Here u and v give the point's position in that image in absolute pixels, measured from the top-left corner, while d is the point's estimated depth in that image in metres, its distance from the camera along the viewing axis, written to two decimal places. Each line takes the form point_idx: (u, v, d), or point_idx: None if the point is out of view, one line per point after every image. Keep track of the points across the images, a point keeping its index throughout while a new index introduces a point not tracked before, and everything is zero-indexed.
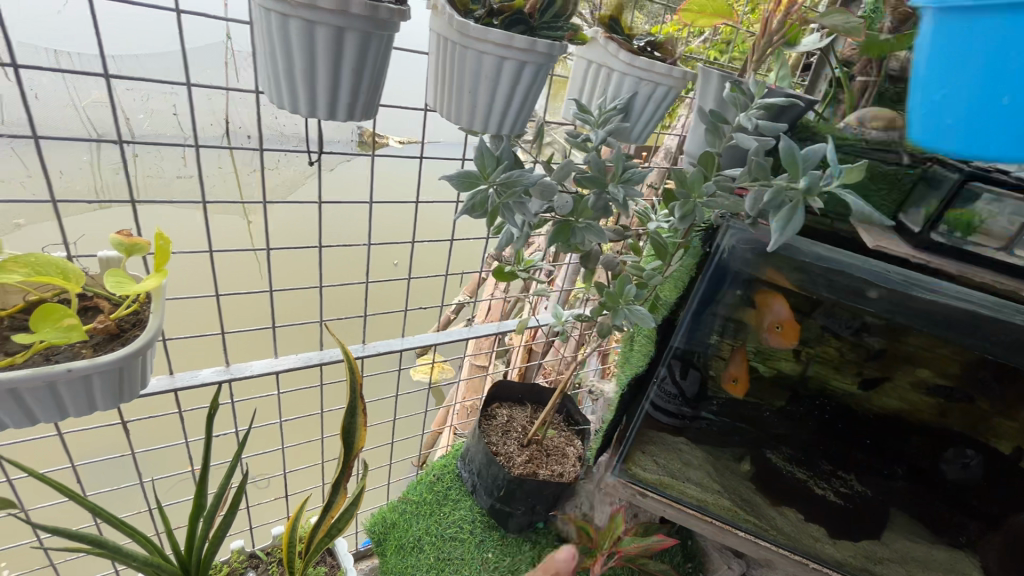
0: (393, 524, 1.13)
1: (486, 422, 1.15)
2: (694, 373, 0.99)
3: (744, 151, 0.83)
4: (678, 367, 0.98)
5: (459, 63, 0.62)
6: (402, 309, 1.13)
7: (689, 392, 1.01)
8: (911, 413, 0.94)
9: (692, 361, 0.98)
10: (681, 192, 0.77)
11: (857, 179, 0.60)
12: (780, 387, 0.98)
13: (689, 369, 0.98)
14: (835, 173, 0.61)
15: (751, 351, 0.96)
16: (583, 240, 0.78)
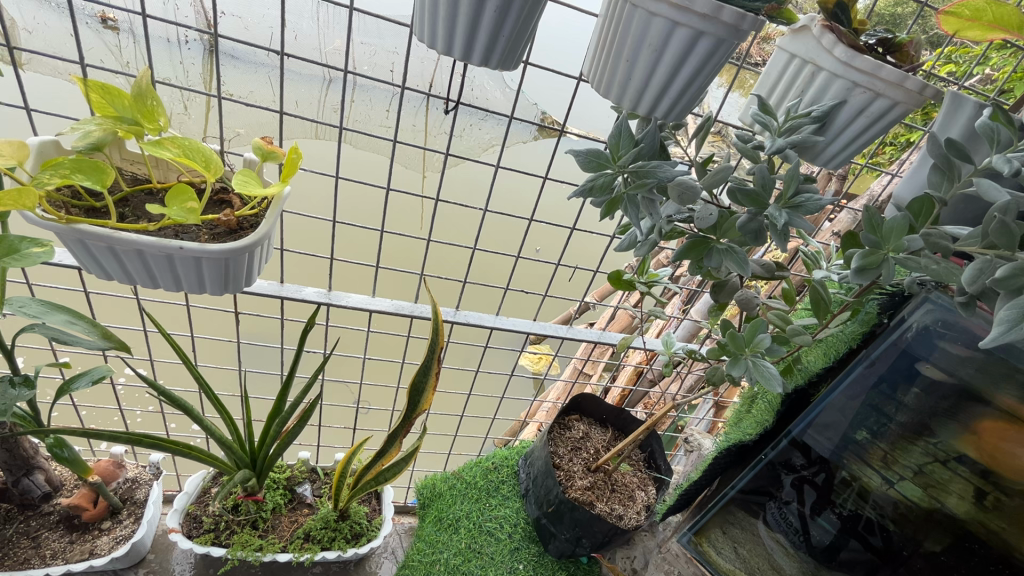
0: (440, 495, 1.12)
1: (559, 430, 1.07)
2: (829, 515, 0.82)
3: (983, 208, 0.61)
4: (812, 498, 0.84)
5: (623, 26, 0.53)
6: (508, 287, 1.08)
7: (817, 538, 0.84)
8: None
9: (830, 498, 0.82)
10: (870, 239, 0.57)
11: None
12: (938, 527, 0.72)
13: (823, 504, 0.83)
14: None
15: (907, 468, 0.75)
16: (719, 265, 0.65)
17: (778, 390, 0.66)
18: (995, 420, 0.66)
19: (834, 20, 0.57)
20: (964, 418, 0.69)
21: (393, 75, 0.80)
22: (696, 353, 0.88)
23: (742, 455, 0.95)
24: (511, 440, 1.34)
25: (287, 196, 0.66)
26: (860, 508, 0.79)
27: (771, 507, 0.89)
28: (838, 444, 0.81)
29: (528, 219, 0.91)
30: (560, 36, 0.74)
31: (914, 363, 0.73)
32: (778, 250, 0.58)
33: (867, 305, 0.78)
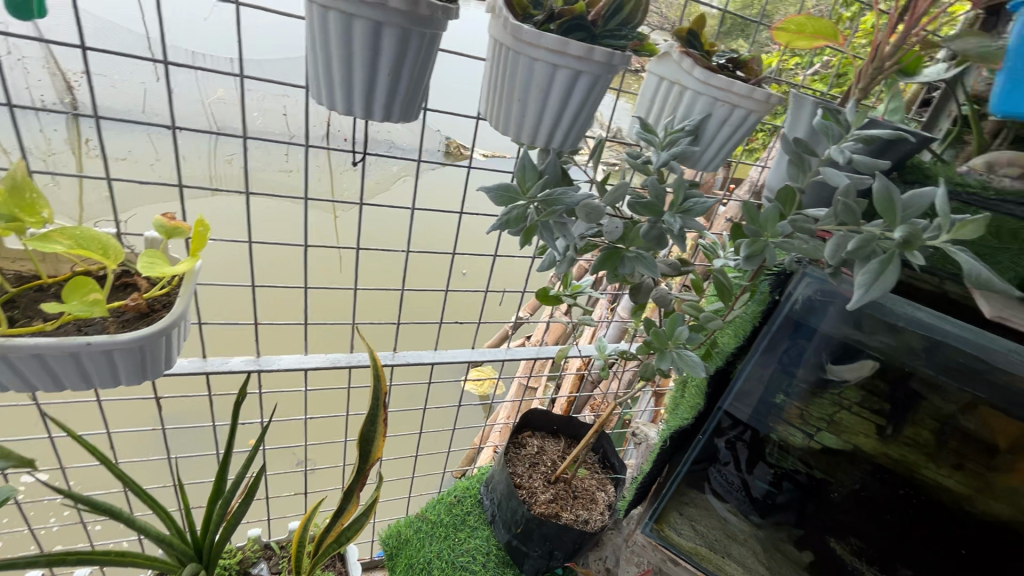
0: (406, 540, 1.10)
1: (514, 450, 1.09)
2: (762, 469, 0.91)
3: (834, 190, 0.72)
4: (745, 455, 0.93)
5: (510, 69, 0.58)
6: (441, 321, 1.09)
7: (756, 491, 0.92)
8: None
9: (760, 452, 0.91)
10: (751, 229, 0.65)
11: (973, 235, 0.48)
12: (855, 465, 0.83)
13: (756, 459, 0.91)
14: (945, 225, 0.50)
15: (820, 419, 0.85)
16: (632, 271, 0.71)
17: (703, 375, 0.73)
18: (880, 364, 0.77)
19: (688, 46, 0.66)
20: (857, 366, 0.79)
21: (286, 117, 0.78)
22: (628, 353, 0.95)
23: (683, 436, 1.02)
24: (469, 470, 1.33)
25: (200, 269, 0.64)
26: (786, 460, 0.89)
27: (714, 474, 0.96)
28: (761, 407, 0.90)
29: (451, 253, 0.94)
30: (451, 80, 0.78)
31: (807, 329, 0.83)
32: (679, 251, 0.65)
33: (761, 285, 0.88)
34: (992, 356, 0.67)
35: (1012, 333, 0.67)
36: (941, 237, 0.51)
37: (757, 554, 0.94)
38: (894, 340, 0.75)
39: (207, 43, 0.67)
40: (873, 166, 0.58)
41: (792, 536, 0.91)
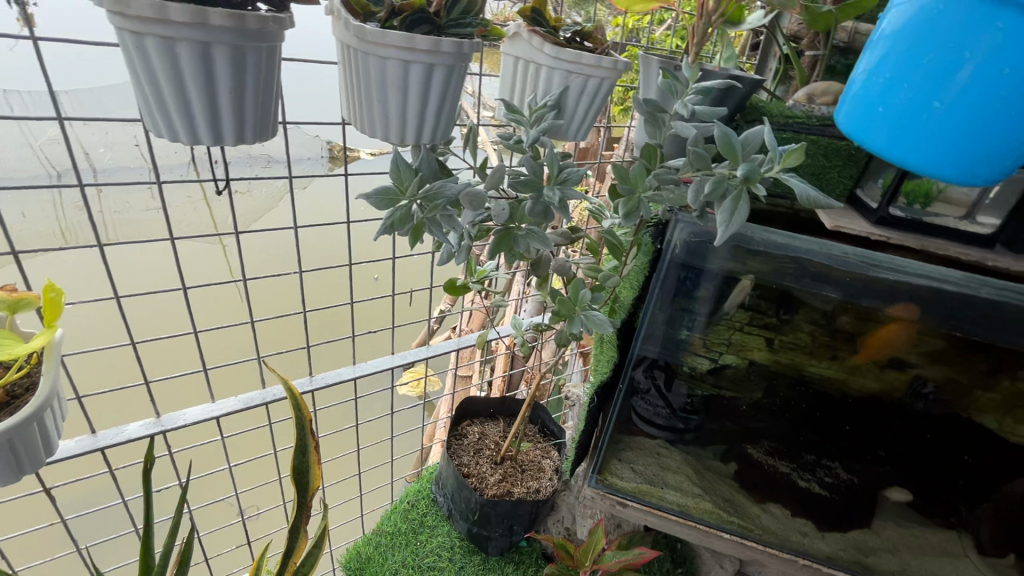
0: (368, 558, 1.07)
1: (455, 442, 1.10)
2: (679, 383, 0.94)
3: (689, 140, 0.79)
4: (662, 378, 0.93)
5: (363, 71, 0.57)
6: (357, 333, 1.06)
7: (677, 404, 0.96)
8: (888, 394, 0.89)
9: (674, 370, 0.93)
10: (625, 189, 0.70)
11: (798, 162, 0.56)
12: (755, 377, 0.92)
13: (673, 379, 0.93)
14: (776, 157, 0.57)
15: (724, 344, 0.89)
16: (527, 247, 0.73)
17: (610, 330, 0.79)
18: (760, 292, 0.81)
19: (535, 24, 0.68)
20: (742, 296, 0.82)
21: (139, 148, 0.69)
22: (542, 325, 0.98)
23: (606, 401, 0.99)
24: (417, 473, 1.32)
25: (61, 339, 0.57)
26: (699, 387, 0.94)
27: (638, 401, 0.95)
28: (666, 340, 0.88)
29: (350, 263, 0.91)
30: (307, 86, 0.75)
31: (694, 274, 0.79)
32: (565, 220, 0.68)
33: (640, 236, 0.90)
34: (841, 263, 0.72)
35: (852, 236, 0.78)
36: (775, 168, 0.58)
37: (689, 477, 0.97)
38: (769, 269, 0.77)
39: (3, 81, 0.58)
40: (714, 114, 0.65)
41: (717, 452, 0.98)
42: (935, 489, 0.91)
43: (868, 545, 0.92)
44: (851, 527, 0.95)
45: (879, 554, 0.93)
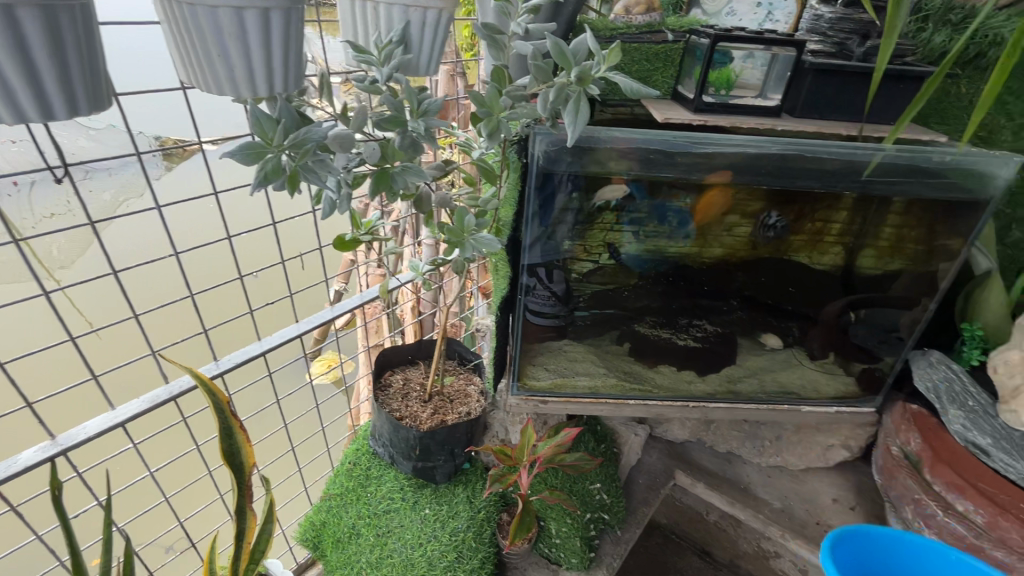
0: (324, 523, 1.12)
1: (382, 392, 1.13)
2: (558, 274, 0.99)
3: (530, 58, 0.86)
4: (544, 272, 0.98)
5: (194, 24, 0.55)
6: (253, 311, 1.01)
7: (561, 292, 1.02)
8: (731, 254, 1.09)
9: (552, 262, 0.97)
10: (483, 112, 0.76)
11: (619, 59, 0.64)
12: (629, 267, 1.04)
13: (553, 271, 0.98)
14: (600, 59, 0.66)
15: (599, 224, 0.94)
16: (407, 184, 0.77)
17: (499, 246, 0.86)
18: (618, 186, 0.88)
19: None
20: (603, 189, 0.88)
21: None
22: (440, 260, 1.01)
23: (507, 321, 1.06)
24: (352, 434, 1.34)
25: None
26: (584, 284, 1.03)
27: (528, 300, 1.01)
28: (543, 249, 0.95)
29: (227, 238, 0.88)
30: (126, 56, 0.70)
31: (554, 179, 0.85)
32: (434, 149, 0.73)
33: (509, 154, 0.91)
34: (672, 147, 0.83)
35: (678, 126, 0.92)
36: (603, 69, 0.67)
37: (596, 362, 1.10)
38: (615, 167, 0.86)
39: None
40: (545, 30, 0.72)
41: (613, 336, 1.11)
42: (776, 320, 1.15)
43: (737, 376, 1.15)
44: (725, 366, 1.15)
45: (746, 381, 1.13)
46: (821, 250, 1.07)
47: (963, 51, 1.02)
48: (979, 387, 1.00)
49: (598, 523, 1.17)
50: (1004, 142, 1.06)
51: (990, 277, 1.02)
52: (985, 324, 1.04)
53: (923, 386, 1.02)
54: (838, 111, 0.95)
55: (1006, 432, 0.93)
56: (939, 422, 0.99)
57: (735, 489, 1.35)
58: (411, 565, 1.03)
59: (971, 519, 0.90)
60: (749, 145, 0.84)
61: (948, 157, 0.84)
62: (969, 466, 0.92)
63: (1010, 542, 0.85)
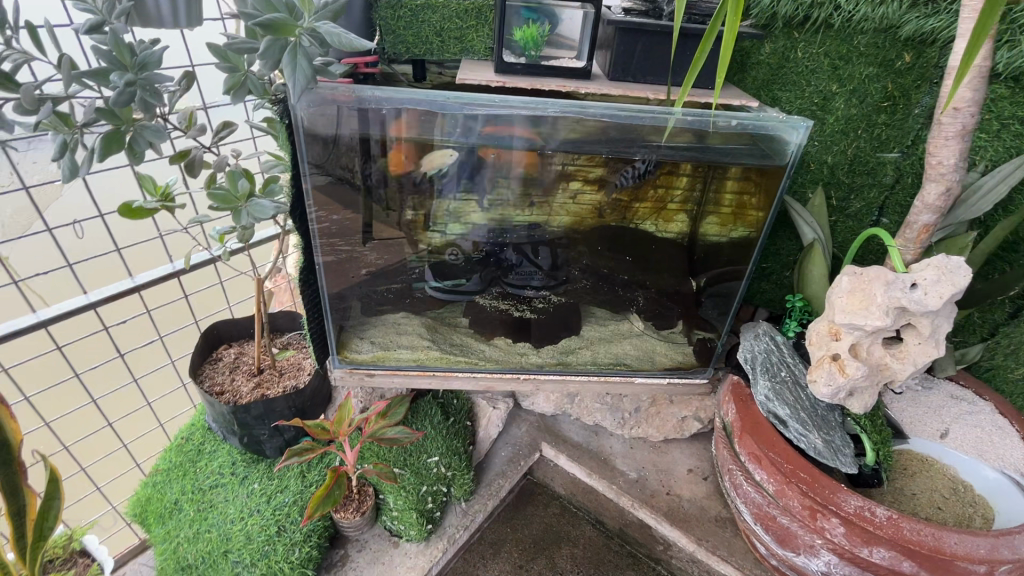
0: (149, 500, 1.09)
1: (209, 366, 1.11)
2: (544, 250, 1.05)
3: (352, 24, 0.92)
4: (530, 248, 1.04)
5: None
6: (21, 282, 0.87)
7: (546, 266, 1.07)
8: (579, 224, 1.02)
9: (542, 238, 1.03)
10: (227, 66, 0.73)
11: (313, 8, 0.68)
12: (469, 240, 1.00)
13: (539, 247, 1.04)
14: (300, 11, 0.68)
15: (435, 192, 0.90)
16: (149, 145, 0.73)
17: (272, 212, 0.84)
18: (392, 168, 0.85)
19: None
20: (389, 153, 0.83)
21: None
22: (226, 230, 0.92)
23: (362, 294, 1.02)
24: (190, 410, 1.23)
25: None
26: (572, 260, 1.07)
27: (511, 276, 1.07)
28: (341, 219, 0.90)
29: None
30: None
31: (332, 143, 0.80)
32: (158, 107, 0.68)
33: (276, 116, 0.80)
34: (445, 109, 0.78)
35: (476, 86, 0.90)
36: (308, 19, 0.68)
37: (421, 333, 1.08)
38: (396, 128, 0.80)
39: None
40: None
41: (453, 309, 1.09)
42: (623, 289, 1.13)
43: (572, 346, 1.13)
44: (564, 335, 1.13)
45: (577, 352, 1.13)
46: (666, 218, 1.04)
47: (793, 13, 0.98)
48: (796, 358, 1.00)
49: (437, 496, 1.16)
50: (837, 110, 1.04)
51: (812, 247, 1.01)
52: (807, 294, 1.04)
53: (742, 356, 1.01)
54: (649, 74, 0.93)
55: (808, 404, 0.95)
56: (751, 392, 0.99)
57: (594, 461, 1.35)
58: (227, 539, 1.01)
59: (764, 487, 0.90)
60: (521, 106, 0.79)
61: (735, 121, 0.82)
62: (768, 435, 0.91)
63: (793, 510, 0.86)
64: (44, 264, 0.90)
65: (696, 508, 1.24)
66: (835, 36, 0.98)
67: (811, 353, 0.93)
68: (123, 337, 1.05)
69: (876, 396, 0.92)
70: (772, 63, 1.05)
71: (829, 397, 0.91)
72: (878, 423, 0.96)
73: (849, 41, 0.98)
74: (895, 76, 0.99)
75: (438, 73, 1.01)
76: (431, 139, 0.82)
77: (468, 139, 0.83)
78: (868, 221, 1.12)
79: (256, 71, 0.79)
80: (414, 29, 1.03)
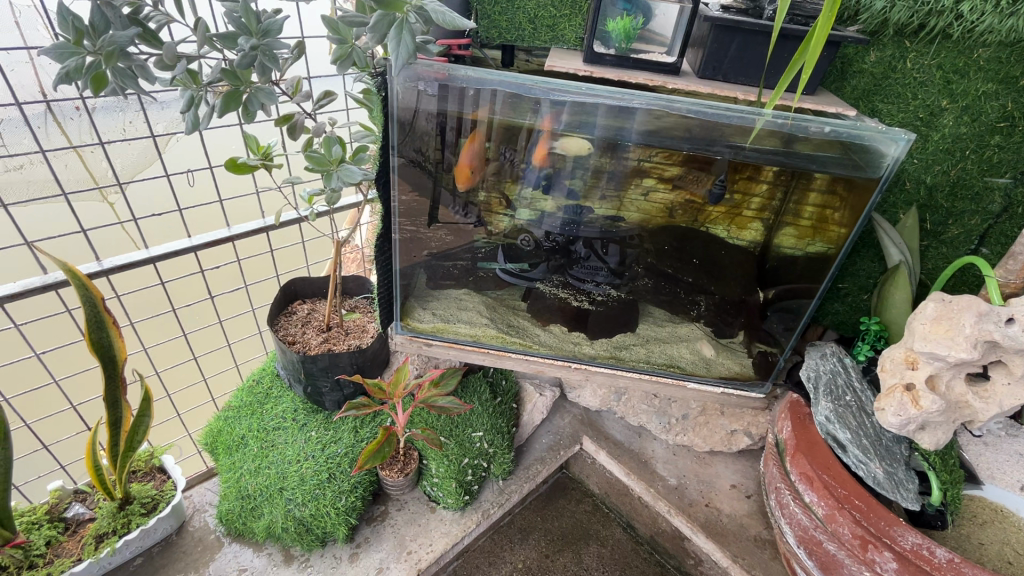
0: (220, 432, 1.20)
1: (284, 318, 1.19)
2: (615, 249, 1.04)
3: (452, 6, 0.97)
4: (601, 244, 1.03)
5: None
6: (137, 220, 0.98)
7: (613, 263, 1.06)
8: (649, 222, 1.01)
9: (614, 235, 1.02)
10: (336, 38, 0.78)
11: None
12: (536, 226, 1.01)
13: (611, 244, 1.03)
14: None
15: (513, 176, 0.93)
16: (260, 106, 0.79)
17: (360, 177, 0.90)
18: (459, 181, 0.93)
19: None
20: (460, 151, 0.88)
21: None
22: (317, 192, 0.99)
23: (429, 266, 1.06)
24: (262, 357, 1.33)
25: None
26: (640, 259, 1.06)
27: (577, 268, 1.07)
28: (421, 192, 0.94)
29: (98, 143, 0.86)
30: None
31: (421, 116, 0.84)
32: (273, 70, 0.75)
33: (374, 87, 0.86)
34: (530, 92, 0.80)
35: (563, 73, 0.93)
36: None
37: (480, 311, 1.11)
38: (483, 108, 0.83)
39: None
40: None
41: (513, 292, 1.12)
42: (686, 293, 1.11)
43: (626, 343, 1.14)
44: (620, 331, 1.13)
45: (631, 349, 1.13)
46: (740, 224, 1.02)
47: (906, 20, 0.91)
48: (864, 384, 0.96)
49: (476, 469, 1.20)
50: (944, 127, 0.97)
51: (896, 270, 0.95)
52: (885, 319, 0.99)
53: (804, 374, 0.97)
54: (741, 75, 0.92)
55: (872, 432, 0.90)
56: (811, 413, 0.95)
57: (634, 461, 1.35)
58: (284, 478, 1.09)
59: (813, 510, 0.87)
60: (607, 95, 0.79)
61: (827, 127, 0.78)
62: (823, 458, 0.88)
63: (843, 539, 0.82)
64: (158, 207, 1.01)
65: (735, 524, 1.21)
66: (952, 47, 0.92)
67: (883, 380, 0.88)
68: (215, 281, 1.15)
69: (951, 435, 0.87)
70: (876, 72, 0.98)
71: (897, 428, 0.86)
72: (950, 462, 0.90)
73: (967, 53, 0.92)
74: (1017, 95, 0.91)
75: (525, 60, 1.02)
76: (515, 121, 0.85)
77: (548, 124, 0.85)
78: (965, 249, 1.05)
79: (361, 45, 0.84)
80: (508, 14, 1.06)
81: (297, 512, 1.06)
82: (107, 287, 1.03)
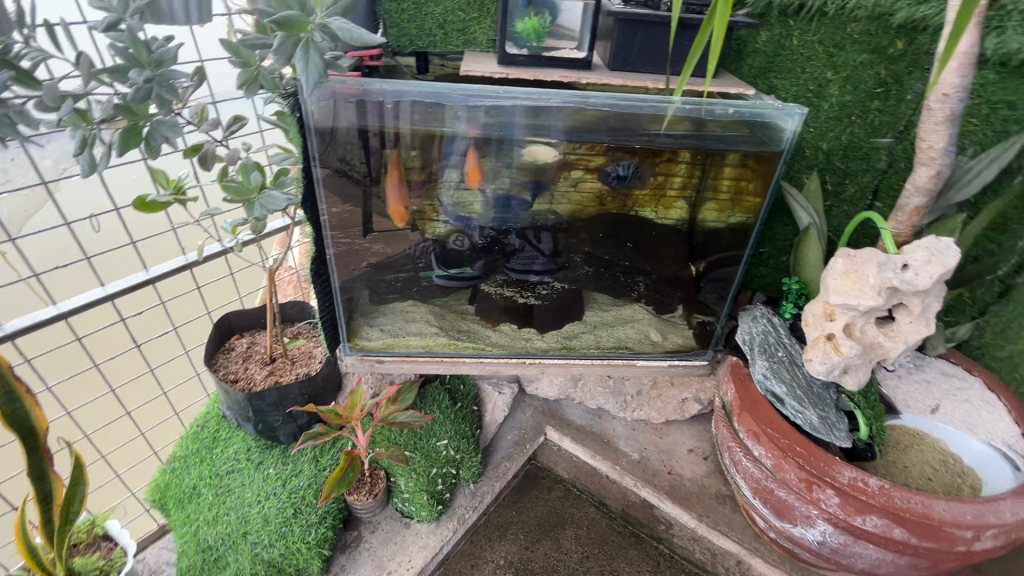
0: (168, 485, 1.13)
1: (223, 356, 1.14)
2: (547, 235, 1.06)
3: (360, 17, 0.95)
4: (533, 233, 1.05)
5: None
6: (39, 275, 0.90)
7: (548, 249, 1.08)
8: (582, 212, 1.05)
9: (547, 227, 1.05)
10: (238, 61, 0.75)
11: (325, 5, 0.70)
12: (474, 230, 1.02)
13: (541, 231, 1.04)
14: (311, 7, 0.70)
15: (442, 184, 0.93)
16: (164, 139, 0.75)
17: (285, 203, 0.87)
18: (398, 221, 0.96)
19: None
20: (386, 176, 0.89)
21: None
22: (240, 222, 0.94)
23: (371, 283, 1.04)
24: (204, 400, 1.26)
25: None
26: (577, 249, 1.10)
27: (514, 261, 1.08)
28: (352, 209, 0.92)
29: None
30: None
31: (340, 134, 0.83)
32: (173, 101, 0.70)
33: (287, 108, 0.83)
34: (447, 100, 0.80)
35: (479, 77, 0.93)
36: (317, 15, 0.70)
37: (429, 321, 1.11)
38: (403, 120, 0.82)
39: None
40: None
41: (460, 297, 1.12)
42: (625, 276, 1.15)
43: (575, 331, 1.17)
44: (568, 321, 1.16)
45: (580, 337, 1.16)
46: (666, 205, 1.05)
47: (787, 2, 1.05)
48: (792, 339, 1.04)
49: (446, 478, 1.20)
50: (832, 97, 1.07)
51: (807, 232, 1.04)
52: (803, 277, 1.07)
53: (740, 338, 1.04)
54: (649, 64, 0.96)
55: (804, 383, 0.98)
56: (750, 372, 1.02)
57: (598, 443, 1.39)
58: (245, 522, 1.05)
59: (762, 462, 0.94)
60: (520, 97, 0.80)
61: (731, 109, 0.85)
62: (765, 413, 0.95)
63: (790, 484, 0.89)
64: (62, 257, 0.93)
65: (697, 486, 1.28)
66: (829, 24, 1.03)
67: (808, 334, 0.96)
68: (138, 328, 1.08)
69: (870, 374, 0.96)
70: (768, 50, 1.12)
71: (825, 375, 0.94)
72: (872, 399, 1.00)
73: (842, 29, 1.02)
74: (888, 63, 0.99)
75: (440, 65, 1.03)
76: (437, 130, 0.85)
77: (471, 130, 0.85)
78: (862, 205, 1.12)
79: (267, 66, 0.81)
80: (418, 21, 1.05)
81: (265, 555, 1.02)
82: (13, 351, 0.94)
